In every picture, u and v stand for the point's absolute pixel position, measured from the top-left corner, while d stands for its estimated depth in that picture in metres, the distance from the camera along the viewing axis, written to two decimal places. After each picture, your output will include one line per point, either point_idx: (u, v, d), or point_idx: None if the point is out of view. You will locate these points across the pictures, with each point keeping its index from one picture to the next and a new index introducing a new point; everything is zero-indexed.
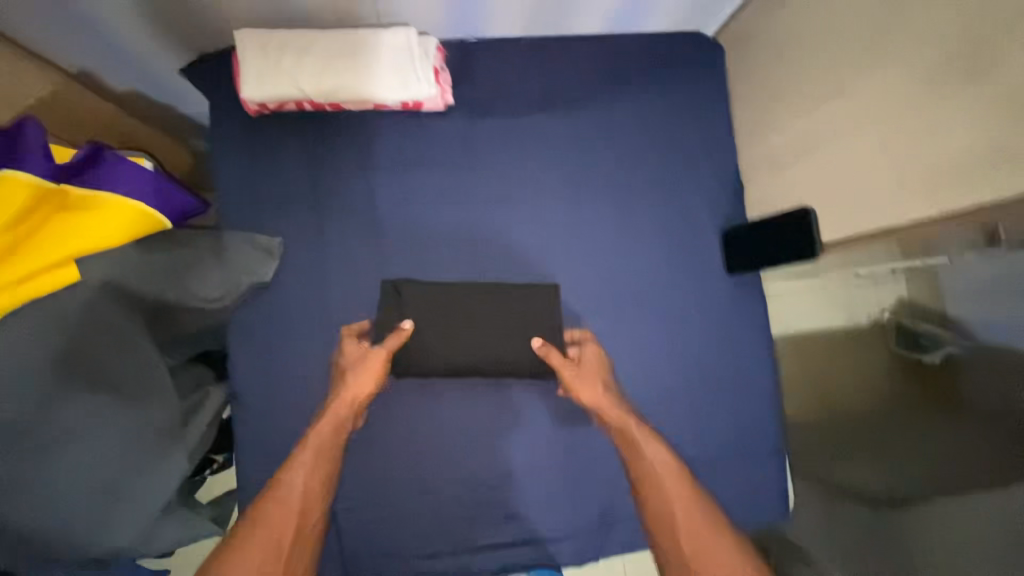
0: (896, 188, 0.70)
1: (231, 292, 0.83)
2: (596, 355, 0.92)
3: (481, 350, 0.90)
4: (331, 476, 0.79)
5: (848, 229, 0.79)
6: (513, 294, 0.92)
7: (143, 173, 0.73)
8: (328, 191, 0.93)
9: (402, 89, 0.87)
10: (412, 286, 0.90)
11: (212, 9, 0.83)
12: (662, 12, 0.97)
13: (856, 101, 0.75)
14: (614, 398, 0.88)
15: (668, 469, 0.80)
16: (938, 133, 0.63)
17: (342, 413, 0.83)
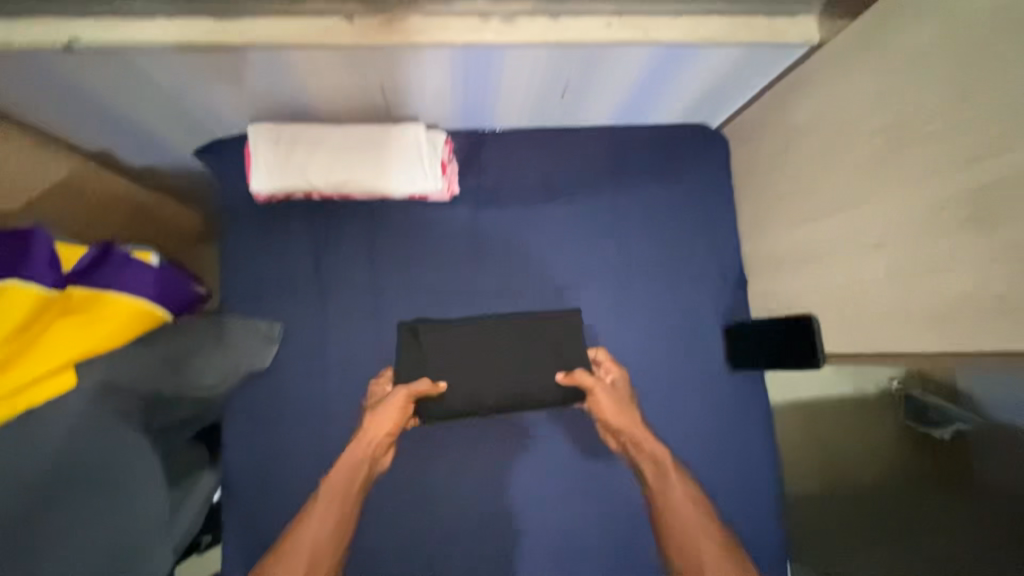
0: (897, 317, 0.69)
1: (228, 379, 0.83)
2: (624, 382, 0.95)
3: (501, 386, 0.89)
4: (344, 520, 0.86)
5: (849, 345, 0.77)
6: (532, 325, 0.93)
7: (147, 272, 0.77)
8: (330, 277, 0.93)
9: (409, 184, 0.89)
10: (428, 326, 0.91)
11: (228, 104, 0.85)
12: (668, 109, 0.98)
13: (854, 221, 0.74)
14: (640, 427, 0.93)
15: (691, 499, 0.90)
16: (941, 271, 0.62)
17: (357, 457, 0.88)
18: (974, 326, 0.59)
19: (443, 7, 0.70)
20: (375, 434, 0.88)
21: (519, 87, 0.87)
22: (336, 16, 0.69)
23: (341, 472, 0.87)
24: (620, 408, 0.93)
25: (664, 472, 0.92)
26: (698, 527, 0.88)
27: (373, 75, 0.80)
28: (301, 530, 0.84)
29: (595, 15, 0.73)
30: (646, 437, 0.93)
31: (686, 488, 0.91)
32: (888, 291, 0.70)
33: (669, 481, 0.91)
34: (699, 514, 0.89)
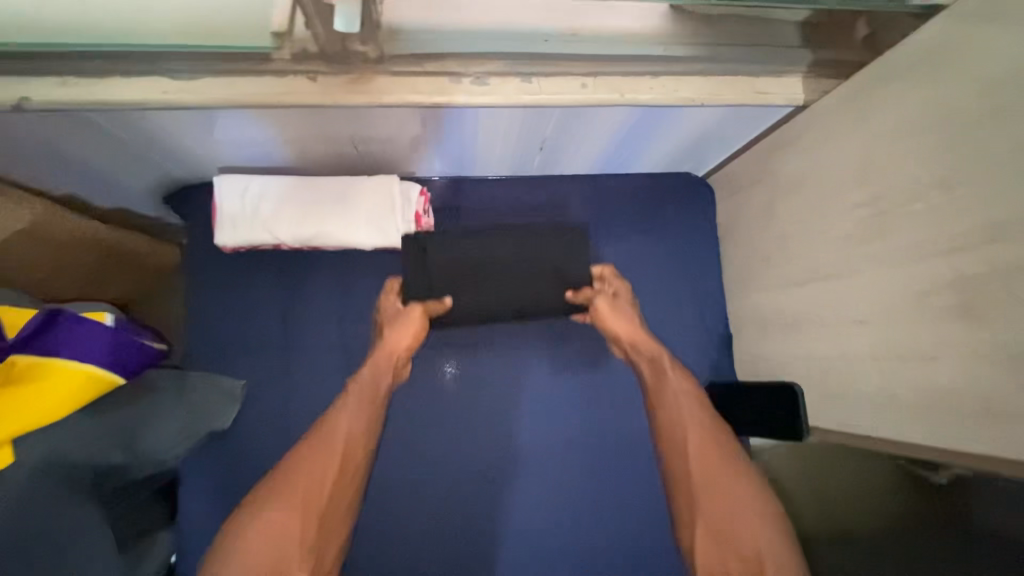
0: (884, 400, 0.65)
1: (187, 440, 0.81)
2: (623, 287, 0.90)
3: (513, 296, 0.87)
4: (371, 425, 0.75)
5: (834, 421, 0.74)
6: (542, 234, 0.89)
7: (97, 332, 0.72)
8: (300, 330, 0.91)
9: (379, 237, 0.86)
10: (433, 236, 0.86)
11: (193, 153, 0.83)
12: (651, 159, 0.96)
13: (837, 293, 0.71)
14: (642, 329, 0.87)
15: (689, 397, 0.80)
16: (927, 359, 0.59)
17: (382, 364, 0.81)
18: (960, 425, 0.56)
19: (412, 67, 0.68)
20: (390, 345, 0.82)
21: (496, 142, 0.85)
22: (299, 76, 0.67)
23: (362, 381, 0.79)
24: (629, 313, 0.87)
25: (657, 367, 0.84)
26: (701, 424, 0.77)
27: (343, 129, 0.78)
28: (334, 424, 0.72)
29: (569, 77, 0.71)
30: (651, 342, 0.86)
31: (687, 385, 0.80)
32: (870, 372, 0.67)
33: (669, 379, 0.82)
34: (701, 410, 0.78)
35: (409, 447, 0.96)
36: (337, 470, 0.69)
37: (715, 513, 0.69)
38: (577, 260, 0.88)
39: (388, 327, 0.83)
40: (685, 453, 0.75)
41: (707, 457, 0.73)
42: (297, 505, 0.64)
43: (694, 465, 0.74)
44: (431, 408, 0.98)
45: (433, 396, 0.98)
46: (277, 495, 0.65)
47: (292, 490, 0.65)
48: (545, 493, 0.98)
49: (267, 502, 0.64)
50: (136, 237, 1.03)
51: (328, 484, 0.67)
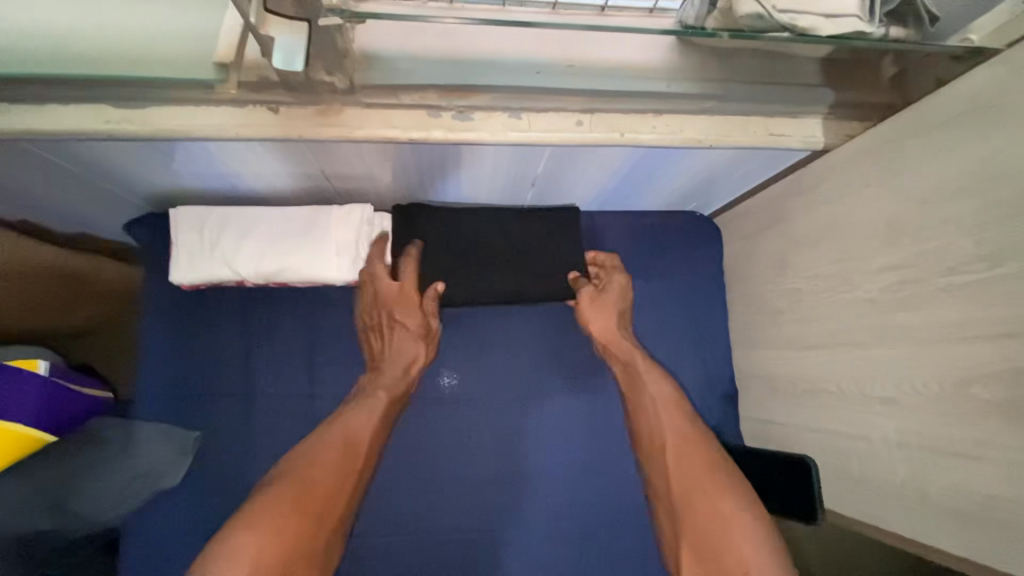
0: (913, 495, 0.57)
1: (127, 499, 0.73)
2: (620, 286, 0.85)
3: (514, 276, 0.82)
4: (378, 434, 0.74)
5: (853, 507, 0.66)
6: (541, 219, 0.85)
7: (25, 383, 0.67)
8: (265, 375, 0.83)
9: (352, 270, 0.79)
10: (424, 212, 0.81)
11: (151, 182, 0.75)
12: (653, 199, 0.88)
13: (859, 365, 0.63)
14: (625, 334, 0.84)
15: (666, 403, 0.75)
16: (966, 457, 0.51)
17: (398, 374, 0.79)
18: (1007, 545, 0.48)
19: (387, 99, 0.61)
20: (395, 348, 0.80)
21: (484, 180, 0.77)
22: (259, 106, 0.60)
23: (380, 385, 0.78)
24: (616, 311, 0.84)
25: (636, 376, 0.80)
26: (681, 432, 0.72)
27: (314, 164, 0.70)
28: (350, 420, 0.72)
29: (564, 114, 0.64)
30: (629, 348, 0.83)
31: (663, 394, 0.76)
32: (897, 459, 0.58)
33: (645, 386, 0.78)
34: (680, 418, 0.73)
35: (378, 508, 0.87)
36: (355, 465, 0.68)
37: (695, 525, 0.63)
38: (579, 255, 0.85)
39: (407, 328, 0.81)
40: (665, 461, 0.70)
41: (686, 467, 0.68)
42: (316, 497, 0.62)
43: (674, 473, 0.68)
44: (409, 463, 0.89)
45: (411, 449, 0.89)
46: (292, 484, 0.62)
47: (314, 485, 0.63)
48: (526, 563, 0.88)
49: (280, 490, 0.61)
50: (105, 261, 0.94)
51: (347, 480, 0.66)
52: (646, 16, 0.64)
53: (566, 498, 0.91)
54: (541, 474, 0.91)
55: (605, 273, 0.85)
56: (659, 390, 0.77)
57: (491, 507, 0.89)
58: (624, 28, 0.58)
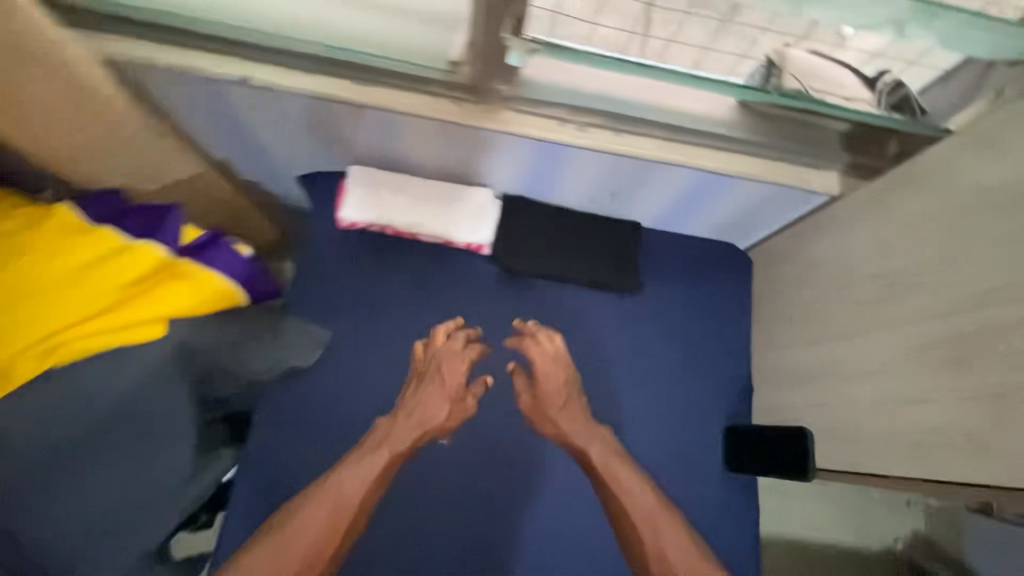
0: (894, 437, 0.76)
1: (273, 368, 0.92)
2: (553, 353, 1.04)
3: (585, 262, 1.09)
4: (377, 487, 0.90)
5: (846, 461, 0.84)
6: (612, 225, 1.11)
7: (238, 260, 0.89)
8: (385, 302, 1.05)
9: (470, 233, 1.05)
10: (529, 203, 1.08)
11: (339, 145, 1.02)
12: (702, 224, 1.13)
13: (863, 349, 0.83)
14: (585, 421, 1.00)
15: (651, 501, 0.92)
16: (933, 399, 0.71)
17: (417, 425, 0.95)
18: (961, 460, 0.67)
19: (535, 108, 0.88)
20: (428, 408, 0.97)
21: (581, 182, 1.03)
22: (450, 99, 0.87)
23: (395, 439, 0.94)
24: (559, 398, 1.01)
25: (611, 471, 0.95)
26: (653, 517, 0.91)
27: (465, 146, 0.97)
28: (343, 478, 0.88)
29: (652, 139, 0.90)
30: (590, 430, 0.99)
31: (635, 475, 0.95)
32: (885, 413, 0.78)
33: (616, 467, 0.96)
34: (656, 505, 0.92)
35: None
36: (342, 519, 0.86)
37: None
38: (635, 256, 1.11)
39: (446, 392, 0.99)
40: (653, 534, 0.90)
41: (674, 556, 0.87)
42: (296, 555, 0.82)
43: (672, 558, 0.87)
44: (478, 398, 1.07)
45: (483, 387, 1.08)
46: (275, 544, 0.82)
47: (293, 546, 0.82)
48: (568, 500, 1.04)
49: (263, 550, 0.82)
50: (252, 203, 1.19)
51: (338, 529, 0.85)
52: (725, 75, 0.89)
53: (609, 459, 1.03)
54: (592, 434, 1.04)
55: (534, 340, 1.04)
56: (630, 473, 0.95)
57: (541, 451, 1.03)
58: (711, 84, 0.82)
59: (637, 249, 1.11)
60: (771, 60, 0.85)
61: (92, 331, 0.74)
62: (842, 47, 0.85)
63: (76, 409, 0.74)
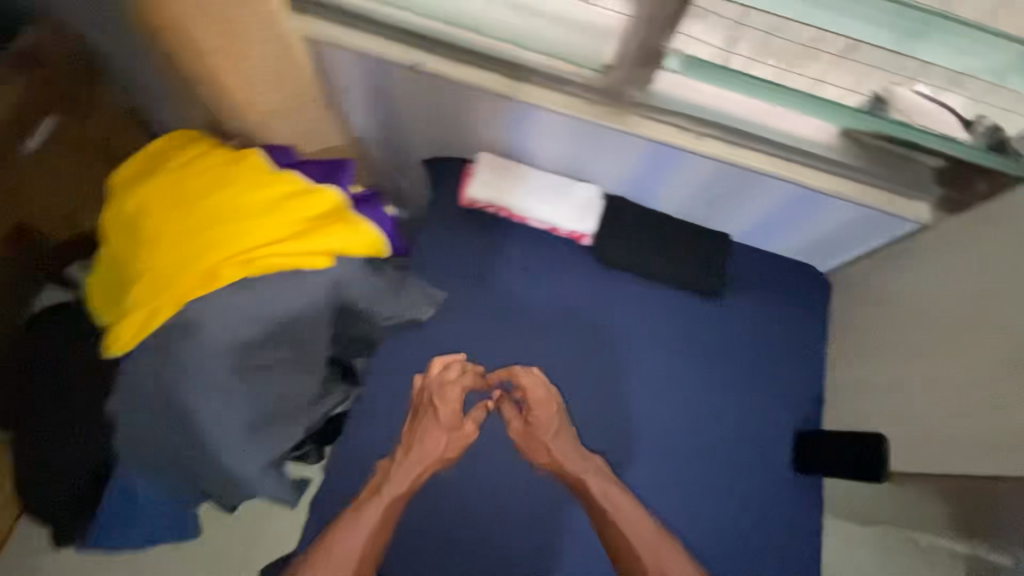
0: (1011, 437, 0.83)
1: (397, 316, 1.04)
2: (535, 387, 1.03)
3: (678, 262, 1.17)
4: (380, 530, 0.89)
5: (963, 462, 0.90)
6: (705, 233, 1.20)
7: (384, 217, 1.01)
8: (494, 275, 1.16)
9: (577, 222, 1.16)
10: (632, 204, 1.19)
11: (471, 133, 1.14)
12: (789, 242, 1.21)
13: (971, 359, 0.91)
14: (572, 459, 0.99)
15: (647, 525, 0.91)
16: None
17: (413, 458, 0.96)
18: None
19: (659, 115, 0.99)
20: (427, 442, 0.97)
21: (685, 189, 1.13)
22: (586, 100, 0.99)
23: (394, 480, 0.94)
24: (551, 426, 1.02)
25: (602, 503, 0.94)
26: (653, 544, 0.89)
27: (588, 144, 1.08)
28: (344, 531, 0.87)
29: (759, 153, 1.01)
30: (585, 459, 0.99)
31: (634, 504, 0.94)
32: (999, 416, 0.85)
33: (612, 492, 0.95)
34: (653, 530, 0.91)
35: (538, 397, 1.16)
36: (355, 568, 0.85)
37: None
38: (725, 263, 1.19)
39: (442, 422, 0.99)
40: (656, 564, 0.88)
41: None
42: None
43: None
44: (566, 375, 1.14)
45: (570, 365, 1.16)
46: None
47: None
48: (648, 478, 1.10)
49: None
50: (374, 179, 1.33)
51: None
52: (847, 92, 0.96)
53: (679, 435, 1.13)
54: (668, 413, 1.13)
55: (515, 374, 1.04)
56: (626, 500, 0.94)
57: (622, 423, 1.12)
58: (826, 109, 0.91)
59: (725, 256, 1.19)
60: (879, 97, 0.94)
61: (277, 252, 0.84)
62: (945, 92, 0.93)
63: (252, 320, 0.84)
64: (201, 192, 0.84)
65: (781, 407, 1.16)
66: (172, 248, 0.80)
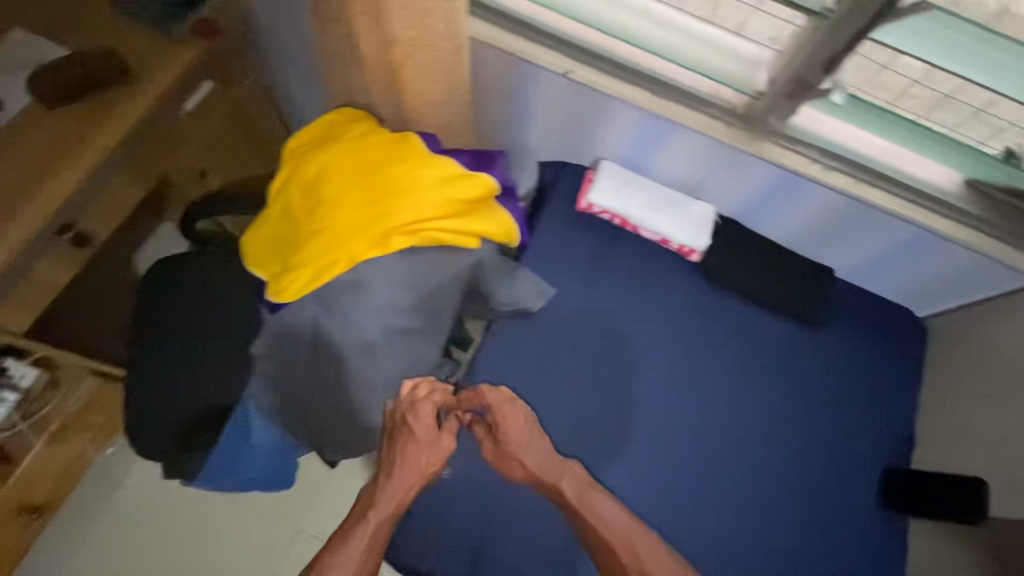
0: None
1: (511, 304, 1.13)
2: (502, 401, 0.99)
3: (780, 288, 1.21)
4: (371, 552, 0.88)
5: None
6: (810, 264, 1.24)
7: (517, 208, 1.11)
8: (600, 277, 1.21)
9: (690, 236, 1.20)
10: (742, 227, 1.24)
11: (599, 142, 1.22)
12: (890, 282, 1.24)
13: None
14: (546, 476, 0.96)
15: (624, 524, 0.90)
16: None
17: (390, 479, 0.93)
18: None
19: (788, 144, 1.04)
20: (406, 463, 0.93)
21: (799, 216, 1.18)
22: (721, 121, 1.05)
23: (380, 505, 0.91)
24: (523, 439, 0.97)
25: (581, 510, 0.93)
26: (631, 540, 0.89)
27: (712, 163, 1.15)
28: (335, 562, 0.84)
29: (888, 195, 1.04)
30: (559, 465, 0.96)
31: (608, 502, 0.93)
32: None
33: (592, 498, 0.93)
34: (631, 528, 0.91)
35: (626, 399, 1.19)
36: None
37: None
38: (826, 293, 1.22)
39: (420, 442, 0.94)
40: (635, 560, 0.88)
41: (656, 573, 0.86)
42: None
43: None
44: (659, 381, 1.18)
45: (665, 374, 1.18)
46: None
47: None
48: (724, 490, 1.14)
49: None
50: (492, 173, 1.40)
51: None
52: (978, 142, 0.98)
53: (770, 454, 1.16)
54: (761, 431, 1.17)
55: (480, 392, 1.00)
56: (604, 501, 0.93)
57: (714, 433, 1.16)
58: (943, 148, 0.99)
59: (827, 290, 1.22)
60: (1010, 151, 0.96)
61: (443, 225, 0.93)
62: None
63: (410, 282, 0.93)
64: (380, 163, 0.91)
65: (865, 443, 1.18)
66: (353, 208, 0.88)
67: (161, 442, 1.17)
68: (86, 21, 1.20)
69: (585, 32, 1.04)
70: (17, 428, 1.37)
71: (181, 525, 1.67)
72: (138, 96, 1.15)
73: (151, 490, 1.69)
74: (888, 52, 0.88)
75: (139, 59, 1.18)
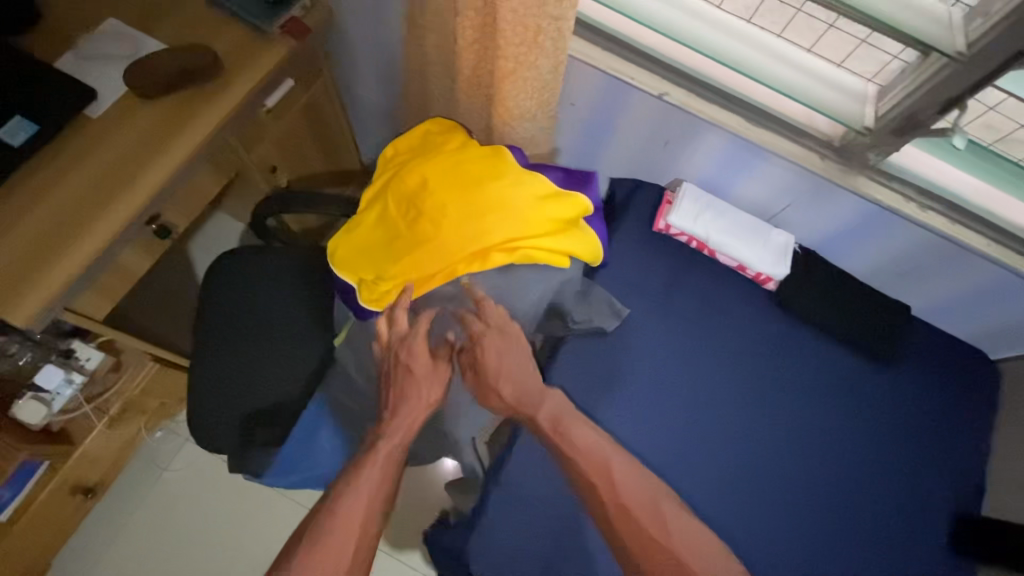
0: None
1: (587, 320, 1.15)
2: (488, 325, 0.96)
3: (857, 322, 1.20)
4: (384, 490, 0.90)
5: None
6: (888, 300, 1.22)
7: (602, 228, 1.11)
8: (674, 300, 1.21)
9: (770, 265, 1.19)
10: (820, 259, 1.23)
11: (680, 165, 1.21)
12: (967, 322, 1.23)
13: None
14: (524, 402, 0.96)
15: (598, 446, 0.93)
16: None
17: (392, 417, 0.94)
18: None
19: (884, 179, 1.03)
20: (405, 400, 0.95)
21: (884, 252, 1.16)
22: (816, 153, 1.05)
23: (386, 440, 0.93)
24: (502, 362, 0.96)
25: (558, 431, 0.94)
26: (603, 462, 0.92)
27: (798, 193, 1.13)
28: (347, 497, 0.86)
29: (980, 236, 1.02)
30: (538, 394, 0.96)
31: (585, 428, 0.94)
32: None
33: (569, 423, 0.95)
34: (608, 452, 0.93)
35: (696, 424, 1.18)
36: (368, 530, 0.85)
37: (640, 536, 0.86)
38: (902, 330, 1.21)
39: (414, 376, 0.95)
40: (609, 488, 0.90)
41: (625, 491, 0.89)
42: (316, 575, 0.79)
43: (623, 499, 0.89)
44: (729, 408, 1.17)
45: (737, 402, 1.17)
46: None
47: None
48: (793, 522, 1.12)
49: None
50: None
51: (364, 545, 0.84)
52: None
53: (838, 488, 1.14)
54: (832, 467, 1.15)
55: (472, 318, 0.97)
56: (580, 427, 0.94)
57: (784, 464, 1.15)
58: None
59: (904, 327, 1.21)
60: None
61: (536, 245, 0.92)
62: None
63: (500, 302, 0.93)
64: (480, 179, 0.91)
65: (935, 483, 1.16)
66: (455, 224, 0.89)
67: (229, 432, 1.19)
68: (178, 16, 1.21)
69: (683, 59, 1.04)
70: (83, 410, 1.37)
71: (224, 514, 1.68)
72: (228, 92, 1.15)
73: (196, 477, 1.71)
74: (1000, 95, 0.89)
75: (228, 56, 1.18)
